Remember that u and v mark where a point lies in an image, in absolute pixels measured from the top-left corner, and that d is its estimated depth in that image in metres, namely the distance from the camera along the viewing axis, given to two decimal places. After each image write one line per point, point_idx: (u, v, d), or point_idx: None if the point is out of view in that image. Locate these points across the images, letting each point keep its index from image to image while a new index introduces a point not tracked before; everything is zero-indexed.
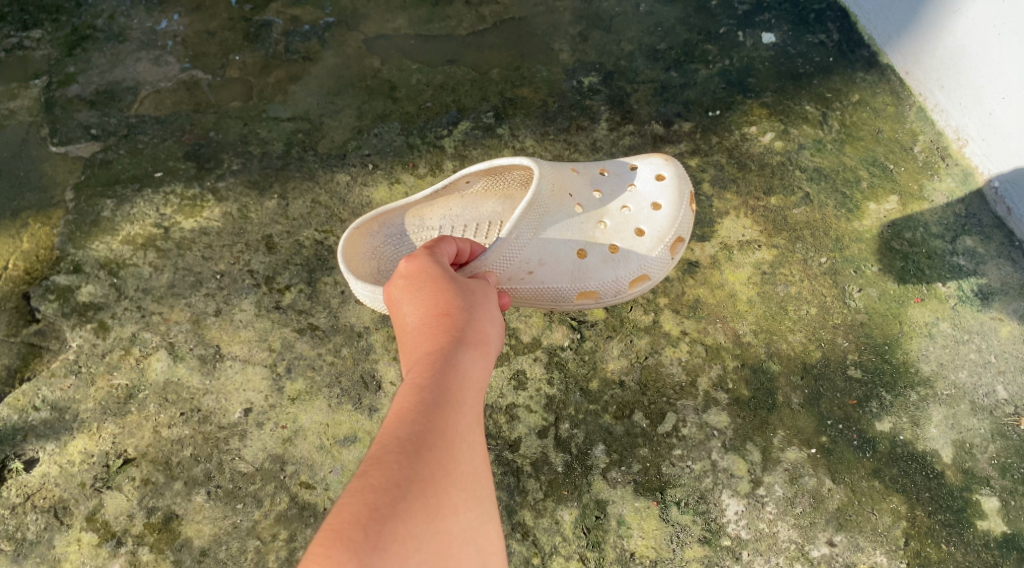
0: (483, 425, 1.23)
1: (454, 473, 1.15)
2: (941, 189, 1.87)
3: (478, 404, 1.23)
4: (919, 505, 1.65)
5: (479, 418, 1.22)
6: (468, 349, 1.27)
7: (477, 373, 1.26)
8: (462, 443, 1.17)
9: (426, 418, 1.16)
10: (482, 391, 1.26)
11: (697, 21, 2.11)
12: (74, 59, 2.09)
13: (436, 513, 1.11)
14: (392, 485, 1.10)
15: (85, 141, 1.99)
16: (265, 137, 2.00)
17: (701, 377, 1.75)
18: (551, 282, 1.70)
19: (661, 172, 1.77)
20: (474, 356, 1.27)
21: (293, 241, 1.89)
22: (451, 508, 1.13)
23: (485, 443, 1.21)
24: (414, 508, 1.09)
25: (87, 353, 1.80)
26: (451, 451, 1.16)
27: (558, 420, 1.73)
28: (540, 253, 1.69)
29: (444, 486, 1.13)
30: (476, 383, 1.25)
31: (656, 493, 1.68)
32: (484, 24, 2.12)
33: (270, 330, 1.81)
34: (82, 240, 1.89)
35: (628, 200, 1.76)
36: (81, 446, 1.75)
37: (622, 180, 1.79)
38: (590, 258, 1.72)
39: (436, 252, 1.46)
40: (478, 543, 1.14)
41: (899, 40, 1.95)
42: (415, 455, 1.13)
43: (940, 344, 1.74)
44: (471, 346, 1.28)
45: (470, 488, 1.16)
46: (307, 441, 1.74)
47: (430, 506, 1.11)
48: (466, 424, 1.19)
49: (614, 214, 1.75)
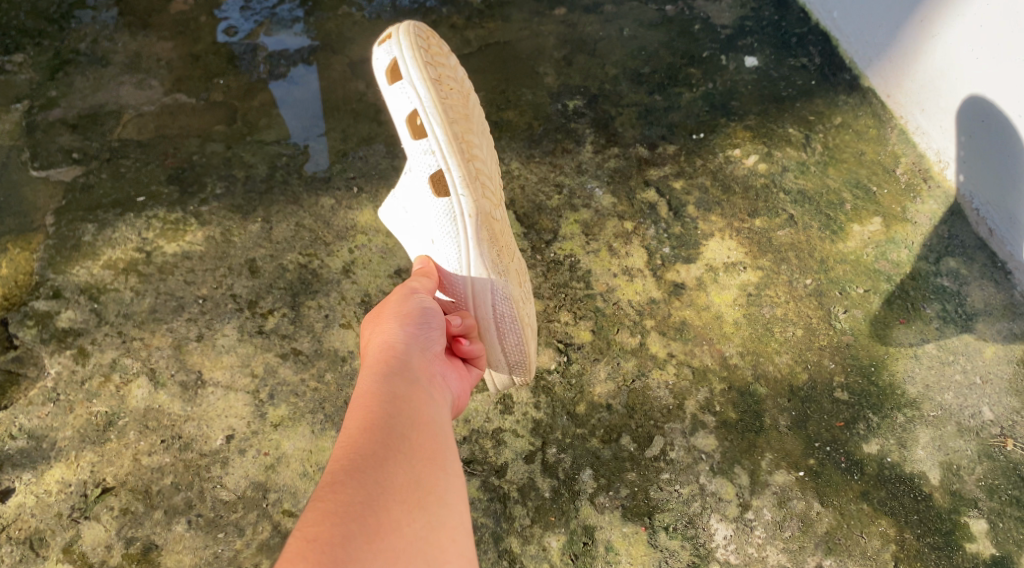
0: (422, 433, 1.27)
1: (393, 486, 1.19)
2: (923, 211, 1.88)
3: (411, 413, 1.28)
4: (908, 528, 1.64)
5: (413, 427, 1.27)
6: (393, 367, 1.34)
7: (405, 385, 1.32)
8: (397, 456, 1.22)
9: (355, 441, 1.22)
10: (415, 397, 1.31)
11: (680, 45, 2.13)
12: (55, 83, 2.07)
13: (378, 530, 1.14)
14: (330, 512, 1.14)
15: (66, 165, 1.97)
16: (248, 160, 1.98)
17: (688, 400, 1.74)
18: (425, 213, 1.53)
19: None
20: (402, 374, 1.34)
21: (276, 265, 1.87)
22: (394, 523, 1.16)
23: (426, 452, 1.25)
24: (355, 529, 1.13)
25: (65, 380, 1.77)
26: (388, 464, 1.21)
27: (545, 444, 1.72)
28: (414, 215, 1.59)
29: (382, 502, 1.17)
30: (405, 394, 1.31)
31: (644, 519, 1.67)
32: (469, 49, 2.13)
33: (253, 355, 1.79)
34: (62, 265, 1.86)
35: None
36: (58, 475, 1.72)
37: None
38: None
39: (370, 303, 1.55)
40: (429, 551, 1.17)
41: (880, 64, 1.98)
42: (350, 479, 1.18)
43: (925, 365, 1.75)
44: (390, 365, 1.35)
45: (412, 498, 1.20)
46: (290, 468, 1.72)
47: (370, 525, 1.14)
48: (400, 437, 1.24)
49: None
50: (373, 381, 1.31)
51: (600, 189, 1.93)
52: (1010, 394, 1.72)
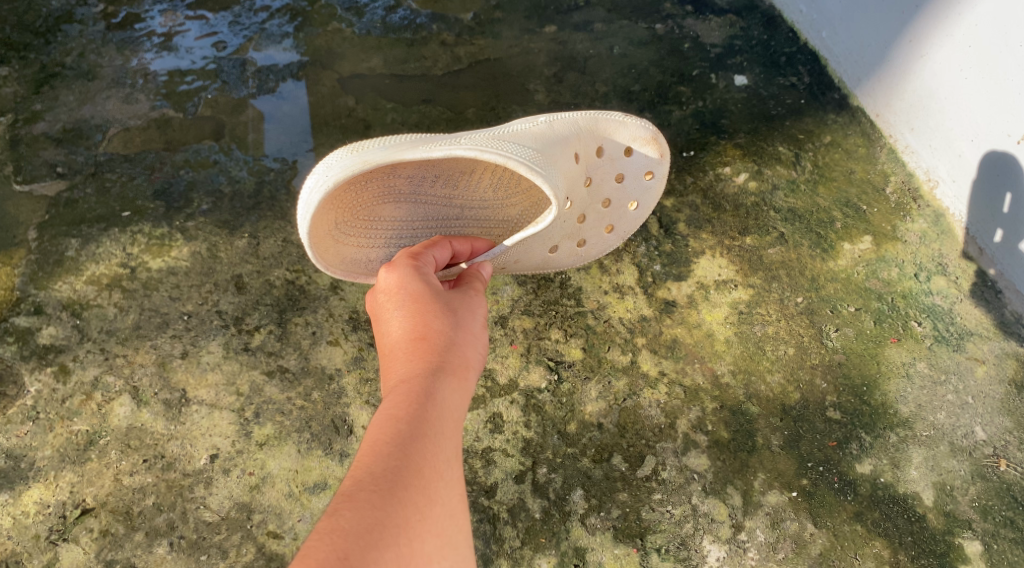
0: (460, 460, 1.26)
1: (428, 515, 1.18)
2: (913, 230, 1.88)
3: (456, 437, 1.26)
4: (902, 550, 1.63)
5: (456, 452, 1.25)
6: (450, 378, 1.30)
7: (456, 402, 1.29)
8: (439, 481, 1.21)
9: (402, 452, 1.20)
10: (460, 418, 1.29)
11: (670, 63, 2.13)
12: (41, 97, 2.05)
13: (410, 562, 1.13)
14: (364, 528, 1.12)
15: (50, 179, 1.95)
16: (236, 176, 1.97)
17: (679, 419, 1.72)
18: (518, 269, 1.75)
19: (653, 170, 1.75)
20: (457, 388, 1.30)
21: (263, 281, 1.84)
22: (423, 555, 1.15)
23: (462, 481, 1.25)
24: (386, 555, 1.12)
25: (45, 399, 1.74)
26: (427, 488, 1.19)
27: (536, 464, 1.70)
28: (517, 255, 1.70)
29: (416, 532, 1.16)
30: (454, 413, 1.28)
31: (635, 540, 1.64)
32: (459, 65, 2.13)
33: (238, 373, 1.77)
34: (44, 280, 1.83)
35: (612, 192, 1.77)
36: (36, 496, 1.68)
37: (616, 165, 1.74)
38: (560, 254, 1.78)
39: (421, 263, 1.45)
40: None
41: (869, 83, 1.98)
42: (390, 496, 1.16)
43: (918, 385, 1.73)
44: (449, 374, 1.30)
45: (444, 532, 1.19)
46: (275, 488, 1.68)
47: (403, 554, 1.13)
48: (444, 461, 1.23)
49: (593, 211, 1.77)
50: (433, 386, 1.27)
51: None
52: (1002, 414, 1.71)
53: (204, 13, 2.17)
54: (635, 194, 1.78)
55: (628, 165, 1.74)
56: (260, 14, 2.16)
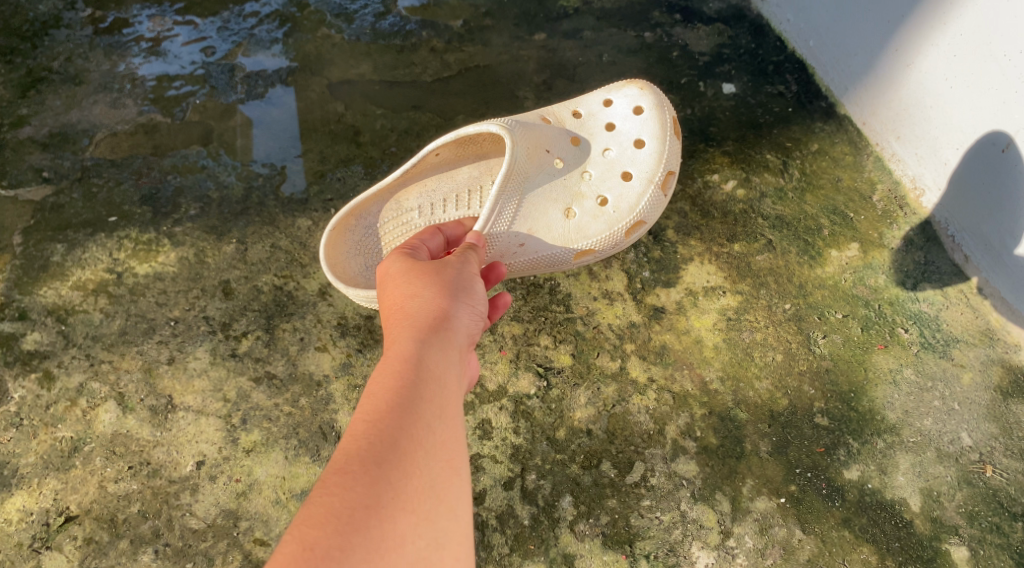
0: (448, 428, 1.24)
1: (405, 489, 1.16)
2: (900, 237, 1.89)
3: (443, 407, 1.25)
4: (889, 555, 1.63)
5: (443, 424, 1.24)
6: (439, 348, 1.31)
7: (445, 374, 1.28)
8: (418, 453, 1.19)
9: (382, 425, 1.19)
10: (446, 385, 1.27)
11: (659, 71, 2.14)
12: (27, 101, 2.04)
13: (384, 541, 1.12)
14: (336, 512, 1.11)
15: (36, 184, 1.93)
16: (224, 182, 1.96)
17: (668, 426, 1.72)
18: (546, 249, 1.72)
19: (640, 106, 1.76)
20: (443, 353, 1.30)
21: (251, 286, 1.83)
22: (399, 533, 1.13)
23: (450, 451, 1.22)
24: (358, 537, 1.10)
25: (29, 405, 1.72)
26: (406, 464, 1.17)
27: (524, 471, 1.69)
28: (529, 223, 1.71)
29: (390, 510, 1.13)
30: (440, 380, 1.27)
31: (625, 547, 1.64)
32: (449, 72, 2.13)
33: (225, 379, 1.75)
34: (29, 286, 1.82)
35: (610, 142, 1.76)
36: (19, 504, 1.66)
37: (601, 121, 1.78)
38: (585, 216, 1.73)
39: (410, 254, 1.53)
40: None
41: (857, 92, 1.99)
42: (364, 476, 1.14)
43: (904, 391, 1.74)
44: (433, 344, 1.31)
45: (422, 507, 1.16)
46: (262, 495, 1.67)
47: (376, 534, 1.12)
48: (424, 432, 1.21)
49: (598, 159, 1.76)
50: (411, 351, 1.28)
51: None
52: (989, 420, 1.71)
53: (192, 18, 2.16)
54: (634, 132, 1.75)
55: (615, 116, 1.77)
56: (249, 20, 2.16)
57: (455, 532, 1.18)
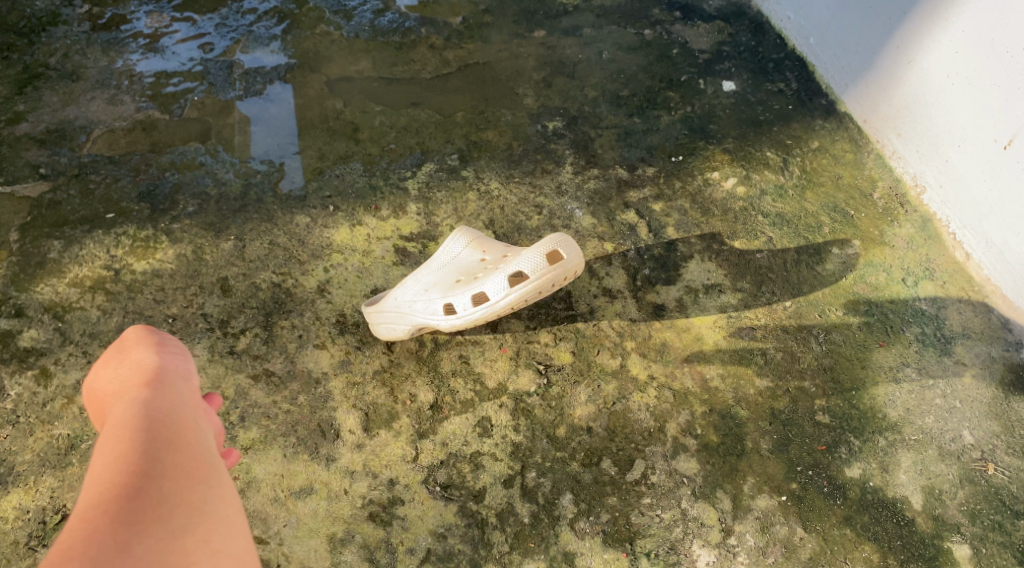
0: (192, 463, 0.91)
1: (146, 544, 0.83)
2: (901, 234, 1.89)
3: (173, 437, 0.92)
4: (892, 554, 1.59)
5: (170, 450, 0.90)
6: (158, 394, 0.96)
7: (173, 413, 0.95)
8: (158, 495, 0.86)
9: (110, 480, 0.87)
10: (175, 425, 0.94)
11: (659, 69, 2.19)
12: (24, 97, 2.04)
13: None
14: None
15: (33, 180, 1.92)
16: (222, 178, 1.95)
17: (668, 423, 1.69)
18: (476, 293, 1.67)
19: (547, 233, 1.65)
20: (129, 401, 0.95)
21: (249, 283, 1.82)
22: None
23: (204, 479, 0.90)
24: None
25: (26, 402, 1.69)
26: (143, 512, 0.84)
27: (524, 468, 1.65)
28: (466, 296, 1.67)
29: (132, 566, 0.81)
30: (170, 421, 0.94)
31: (625, 545, 1.60)
32: (449, 68, 2.16)
33: (224, 376, 1.72)
34: (26, 283, 1.80)
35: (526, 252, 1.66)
36: (14, 502, 1.63)
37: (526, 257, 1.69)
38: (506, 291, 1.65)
39: None
40: None
41: (857, 89, 2.03)
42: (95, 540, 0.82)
43: (905, 389, 1.73)
44: (134, 393, 0.96)
45: (176, 542, 0.84)
46: (260, 493, 1.62)
47: None
48: (164, 469, 0.88)
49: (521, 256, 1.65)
50: (125, 409, 0.94)
51: (580, 210, 1.93)
52: (990, 418, 1.70)
53: (191, 14, 2.19)
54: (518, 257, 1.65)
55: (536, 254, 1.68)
56: (248, 17, 2.20)
57: (214, 526, 0.87)
